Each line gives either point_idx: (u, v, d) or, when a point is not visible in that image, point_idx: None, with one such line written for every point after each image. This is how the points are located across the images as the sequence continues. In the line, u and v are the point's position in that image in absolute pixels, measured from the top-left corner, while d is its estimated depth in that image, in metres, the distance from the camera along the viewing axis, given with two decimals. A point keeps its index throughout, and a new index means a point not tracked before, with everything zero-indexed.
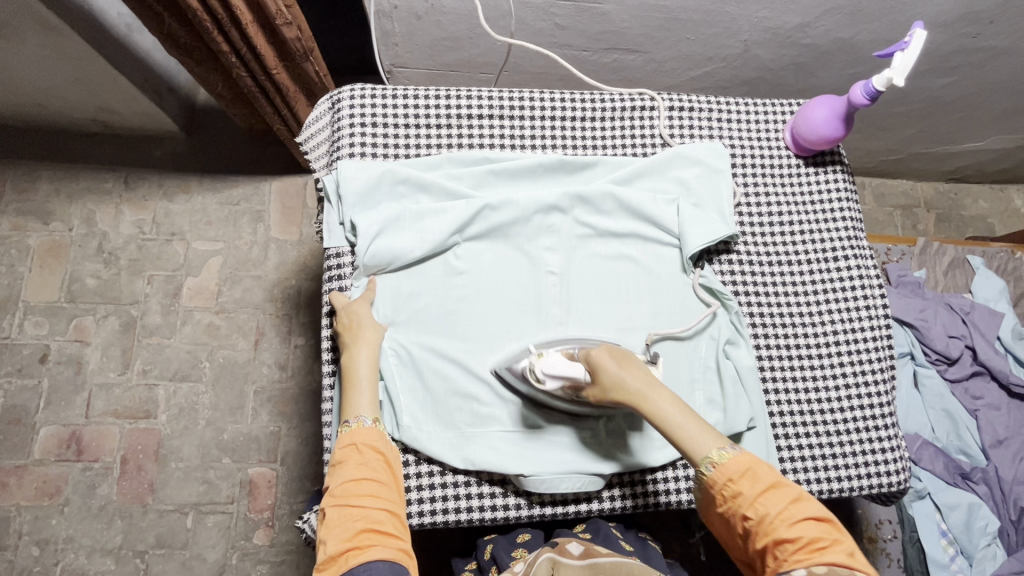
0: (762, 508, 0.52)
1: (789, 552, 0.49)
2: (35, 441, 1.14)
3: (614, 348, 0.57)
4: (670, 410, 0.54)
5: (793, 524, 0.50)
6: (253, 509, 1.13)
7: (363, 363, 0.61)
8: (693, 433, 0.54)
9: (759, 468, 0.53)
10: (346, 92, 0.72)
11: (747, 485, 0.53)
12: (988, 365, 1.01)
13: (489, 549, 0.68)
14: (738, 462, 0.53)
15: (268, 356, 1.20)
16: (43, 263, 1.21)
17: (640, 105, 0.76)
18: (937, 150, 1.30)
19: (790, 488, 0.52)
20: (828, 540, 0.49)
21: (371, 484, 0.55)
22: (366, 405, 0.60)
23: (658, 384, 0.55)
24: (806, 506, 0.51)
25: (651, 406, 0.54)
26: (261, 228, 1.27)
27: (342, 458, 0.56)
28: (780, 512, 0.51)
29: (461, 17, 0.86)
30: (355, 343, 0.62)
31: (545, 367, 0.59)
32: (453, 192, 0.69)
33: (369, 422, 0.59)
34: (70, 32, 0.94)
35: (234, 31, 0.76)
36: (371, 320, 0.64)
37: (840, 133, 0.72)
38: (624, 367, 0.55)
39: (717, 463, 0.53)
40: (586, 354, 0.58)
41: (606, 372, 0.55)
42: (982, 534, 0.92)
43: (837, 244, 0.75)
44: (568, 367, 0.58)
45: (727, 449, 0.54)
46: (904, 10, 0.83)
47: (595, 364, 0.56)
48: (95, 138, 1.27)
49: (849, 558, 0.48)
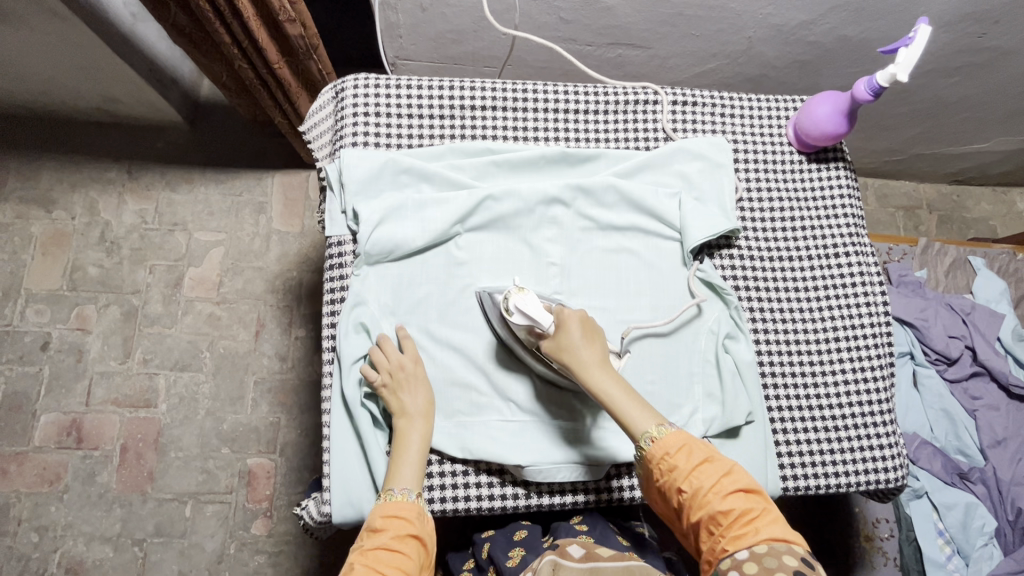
0: (695, 482, 0.52)
1: (724, 526, 0.50)
2: (36, 428, 1.14)
3: (587, 318, 0.61)
4: (613, 390, 0.57)
5: (726, 497, 0.51)
6: (252, 499, 1.14)
7: (415, 439, 0.60)
8: (631, 410, 0.57)
9: (694, 443, 0.55)
10: (350, 81, 0.72)
11: (682, 460, 0.54)
12: (988, 366, 1.01)
13: (487, 548, 0.68)
14: (674, 437, 0.55)
15: (269, 347, 1.21)
16: (45, 251, 1.22)
17: (643, 99, 0.76)
18: (940, 151, 1.30)
19: (718, 459, 0.54)
20: (758, 509, 0.51)
21: (402, 557, 0.53)
22: (411, 477, 0.58)
23: (605, 364, 0.59)
24: (737, 478, 0.53)
25: (594, 380, 0.58)
26: (263, 220, 1.27)
27: (380, 526, 0.55)
28: (714, 486, 0.52)
29: (466, 10, 0.86)
30: (407, 418, 0.61)
31: (520, 302, 0.60)
32: (455, 182, 0.69)
33: (413, 496, 0.57)
34: (72, 17, 0.95)
35: (235, 24, 0.77)
36: (424, 396, 0.62)
37: (842, 129, 0.72)
38: (588, 338, 0.59)
39: (657, 438, 0.55)
40: (559, 308, 0.60)
41: (568, 334, 0.59)
42: (979, 534, 0.92)
43: (839, 240, 0.75)
44: (540, 312, 0.60)
45: (666, 428, 0.56)
46: (909, 7, 0.83)
47: (564, 322, 0.59)
48: (100, 127, 1.28)
49: (781, 528, 0.50)
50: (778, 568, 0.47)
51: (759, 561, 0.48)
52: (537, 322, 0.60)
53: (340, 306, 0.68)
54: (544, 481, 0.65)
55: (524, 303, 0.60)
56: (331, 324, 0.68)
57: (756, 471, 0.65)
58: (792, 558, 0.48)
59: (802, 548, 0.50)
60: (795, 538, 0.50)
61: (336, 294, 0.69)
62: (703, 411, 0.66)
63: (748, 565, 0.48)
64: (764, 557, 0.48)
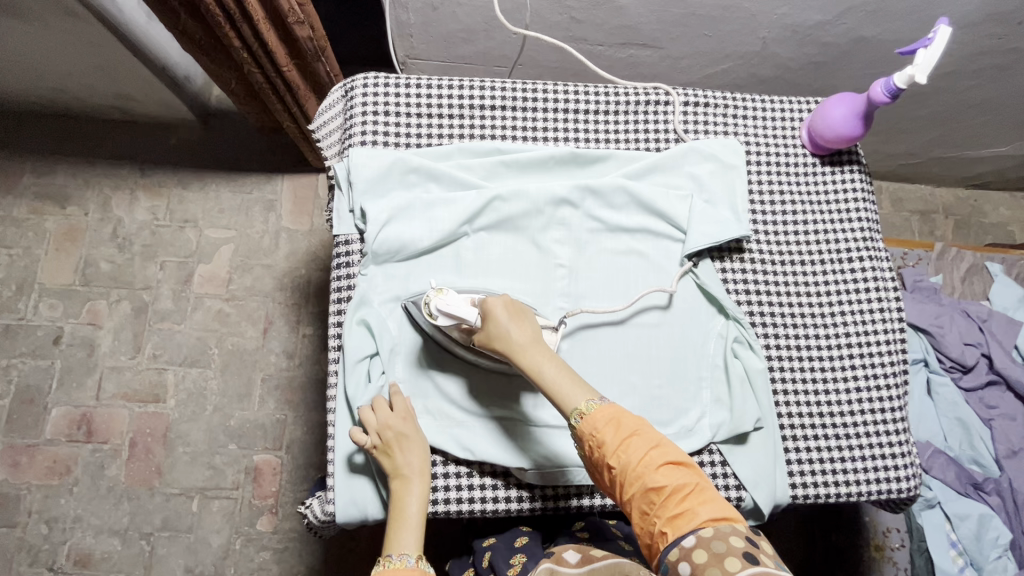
0: (625, 456, 0.51)
1: (658, 502, 0.50)
2: (47, 421, 1.16)
3: (513, 301, 0.60)
4: (547, 368, 0.56)
5: (657, 472, 0.51)
6: (257, 496, 1.14)
7: (415, 501, 0.57)
8: (565, 387, 0.55)
9: (623, 417, 0.54)
10: (360, 80, 0.71)
11: (611, 435, 0.52)
12: (1005, 374, 0.99)
13: (489, 556, 0.67)
14: (604, 411, 0.54)
15: (277, 344, 1.21)
16: (59, 246, 1.23)
17: (655, 100, 0.75)
18: (957, 155, 1.28)
19: (646, 432, 0.53)
20: (691, 486, 0.51)
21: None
22: (412, 542, 0.56)
23: (536, 343, 0.57)
24: (665, 451, 0.52)
25: (529, 359, 0.57)
26: (273, 217, 1.27)
27: None
28: (643, 460, 0.51)
29: (478, 9, 0.86)
30: (403, 479, 0.58)
31: (442, 304, 0.59)
32: (464, 183, 0.68)
33: (411, 563, 0.55)
34: (88, 15, 0.97)
35: (245, 27, 0.77)
36: (418, 459, 0.59)
37: (858, 133, 0.70)
38: (514, 318, 0.58)
39: (585, 414, 0.54)
40: (483, 300, 0.60)
41: (496, 323, 0.58)
42: (994, 546, 0.90)
43: (853, 243, 0.74)
44: (463, 309, 0.59)
45: (595, 401, 0.54)
46: (928, 8, 0.82)
47: (489, 312, 0.58)
48: (114, 125, 1.29)
49: (718, 507, 0.50)
50: (727, 552, 0.46)
51: (707, 546, 0.47)
52: (465, 320, 0.59)
53: (346, 305, 0.68)
54: (548, 484, 0.64)
55: (445, 304, 0.59)
56: (337, 322, 0.68)
57: (766, 481, 0.64)
58: (737, 539, 0.47)
59: (743, 525, 0.49)
60: (733, 513, 0.50)
61: (343, 292, 0.68)
62: (710, 415, 0.66)
63: (695, 552, 0.47)
64: (710, 542, 0.47)
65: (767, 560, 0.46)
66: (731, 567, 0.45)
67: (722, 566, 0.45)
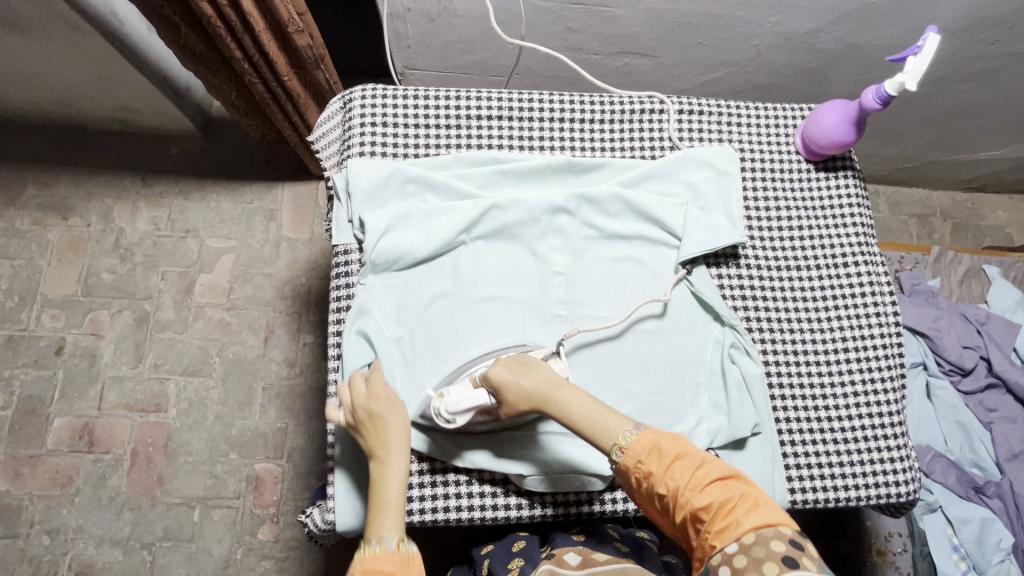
0: (671, 482, 0.51)
1: (706, 520, 0.49)
2: (48, 431, 1.16)
3: (511, 358, 0.60)
4: (577, 406, 0.57)
5: (703, 491, 0.50)
6: (259, 505, 1.14)
7: (394, 482, 0.56)
8: (602, 421, 0.56)
9: (664, 442, 0.53)
10: (358, 91, 0.72)
11: (655, 463, 0.52)
12: (1004, 377, 0.99)
13: (488, 563, 0.67)
14: (642, 441, 0.53)
15: (277, 352, 1.22)
16: (61, 257, 1.24)
17: (650, 108, 0.75)
18: (953, 159, 1.28)
19: (694, 454, 0.52)
20: (737, 497, 0.49)
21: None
22: (393, 525, 0.54)
23: (555, 386, 0.58)
24: (710, 469, 0.51)
25: (557, 404, 0.57)
26: (274, 227, 1.28)
27: None
28: (689, 483, 0.50)
29: (474, 20, 0.87)
30: (383, 460, 0.57)
31: (450, 407, 0.59)
32: (461, 192, 0.69)
33: (392, 546, 0.53)
34: (92, 30, 0.98)
35: (247, 39, 0.78)
36: (397, 437, 0.58)
37: (851, 139, 0.71)
38: (521, 371, 0.59)
39: (627, 447, 0.53)
40: (484, 374, 0.59)
41: (509, 388, 0.58)
42: (996, 550, 0.89)
43: (847, 249, 0.74)
44: (471, 395, 0.59)
45: (632, 430, 0.54)
46: (919, 14, 0.83)
47: (496, 385, 0.58)
48: (116, 136, 1.30)
49: (765, 514, 0.48)
50: (767, 557, 0.45)
51: (748, 552, 0.46)
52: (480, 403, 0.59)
53: (345, 314, 0.68)
54: (548, 491, 0.65)
55: (450, 403, 0.59)
56: (337, 332, 0.69)
57: (765, 485, 0.64)
58: (780, 543, 0.46)
59: (791, 528, 0.47)
60: (782, 518, 0.48)
61: (342, 301, 0.69)
62: (708, 421, 0.66)
63: (735, 558, 0.46)
64: (752, 547, 0.46)
65: (809, 563, 0.45)
66: (770, 571, 0.44)
67: (760, 571, 0.45)
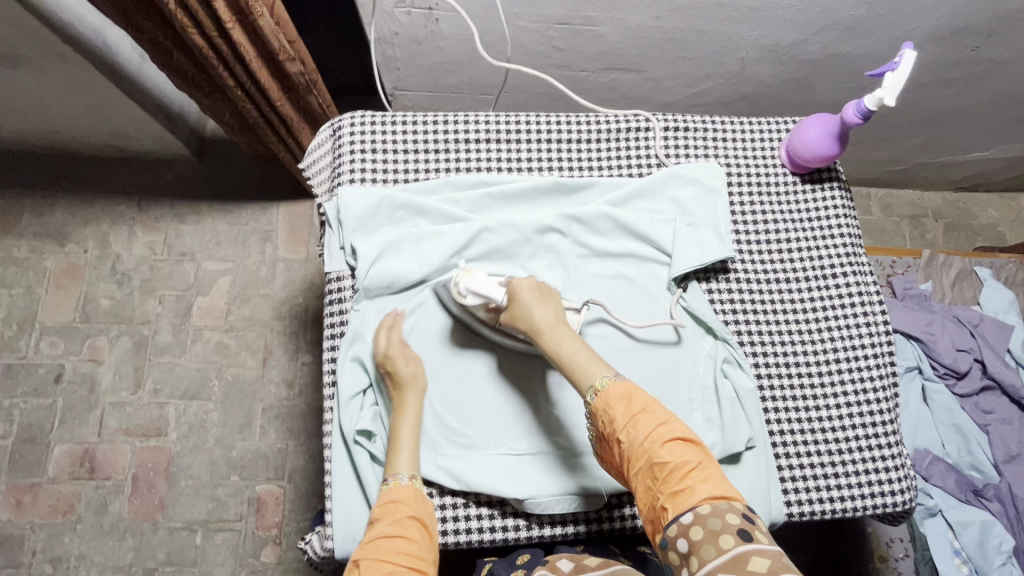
0: (633, 433, 0.51)
1: (661, 475, 0.49)
2: (49, 459, 1.16)
3: (538, 283, 0.63)
4: (567, 347, 0.58)
5: (663, 448, 0.50)
6: (261, 527, 1.14)
7: (407, 425, 0.61)
8: (585, 365, 0.57)
9: (635, 395, 0.54)
10: (347, 119, 0.73)
11: (622, 411, 0.53)
12: (998, 379, 1.00)
13: (488, 566, 0.66)
14: (617, 388, 0.55)
15: (276, 373, 1.22)
16: (59, 285, 1.25)
17: (636, 126, 0.76)
18: (942, 160, 1.29)
19: (656, 410, 0.53)
20: (695, 463, 0.50)
21: (404, 539, 0.52)
22: (406, 462, 0.59)
23: (560, 323, 0.60)
24: (673, 428, 0.51)
25: (548, 340, 0.59)
26: (270, 247, 1.29)
27: (378, 516, 0.54)
28: (650, 436, 0.51)
29: (461, 42, 0.88)
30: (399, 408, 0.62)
31: (470, 283, 0.63)
32: (451, 216, 0.70)
33: (406, 481, 0.58)
34: (83, 61, 0.99)
35: (238, 67, 0.79)
36: (414, 388, 0.63)
37: (834, 152, 0.72)
38: (539, 299, 0.61)
39: (601, 390, 0.55)
40: (511, 280, 0.63)
41: (521, 301, 0.61)
42: (997, 553, 0.89)
43: (836, 259, 0.75)
44: (491, 288, 0.62)
45: (611, 377, 0.56)
46: (899, 25, 0.84)
47: (514, 292, 0.61)
48: (111, 163, 1.31)
49: (720, 485, 0.49)
50: (722, 529, 0.46)
51: (703, 523, 0.46)
52: (493, 300, 0.62)
53: (339, 340, 0.69)
54: (544, 513, 0.64)
55: (473, 283, 0.63)
56: (332, 359, 0.69)
57: (761, 497, 0.65)
58: (734, 515, 0.46)
59: (743, 504, 0.48)
60: (734, 493, 0.49)
61: (336, 328, 0.70)
62: (703, 437, 0.66)
63: (691, 528, 0.46)
64: (707, 519, 0.46)
65: (761, 537, 0.45)
66: (725, 544, 0.45)
67: (716, 544, 0.45)
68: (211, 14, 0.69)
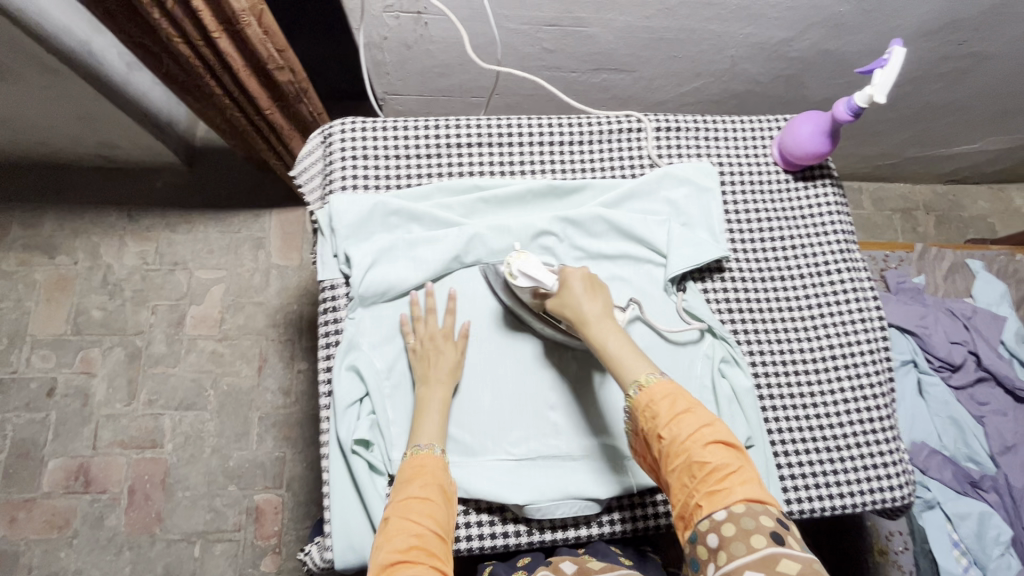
0: (675, 430, 0.52)
1: (698, 473, 0.49)
2: (43, 473, 1.15)
3: (590, 276, 0.62)
4: (611, 343, 0.58)
5: (704, 448, 0.50)
6: (260, 536, 1.14)
7: (437, 400, 0.62)
8: (628, 360, 0.57)
9: (681, 394, 0.54)
10: (337, 126, 0.73)
11: (665, 408, 0.53)
12: (992, 371, 1.00)
13: (487, 570, 0.66)
14: (663, 386, 0.54)
15: (272, 381, 1.21)
16: (49, 297, 1.24)
17: (628, 127, 0.76)
18: (932, 154, 1.30)
19: (700, 411, 0.53)
20: (735, 466, 0.50)
21: (431, 503, 0.55)
22: (434, 432, 0.61)
23: (608, 317, 0.60)
24: (717, 430, 0.51)
25: (594, 332, 0.59)
26: (262, 254, 1.28)
27: (409, 478, 0.57)
28: (692, 434, 0.51)
29: (450, 45, 0.88)
30: (427, 383, 0.63)
31: (523, 265, 0.61)
32: (445, 221, 0.70)
33: (438, 451, 0.60)
34: (70, 72, 0.98)
35: (226, 76, 0.79)
36: (445, 372, 0.64)
37: (826, 149, 0.72)
38: (589, 292, 0.61)
39: (646, 385, 0.55)
40: (564, 269, 0.62)
41: (571, 291, 0.61)
42: (995, 544, 0.90)
43: (830, 257, 0.75)
44: (543, 274, 0.61)
45: (656, 374, 0.55)
46: (886, 21, 0.84)
47: (566, 281, 0.61)
48: (100, 173, 1.30)
49: (756, 488, 0.49)
50: (755, 529, 0.46)
51: (737, 522, 0.47)
52: (543, 284, 0.61)
53: (334, 348, 0.68)
54: (545, 518, 0.64)
55: (527, 265, 0.61)
56: (327, 368, 0.69)
57: None
58: (769, 518, 0.47)
59: (778, 510, 0.48)
60: (770, 499, 0.49)
61: (331, 336, 0.69)
62: None
63: (724, 525, 0.47)
64: (741, 518, 0.47)
65: (794, 543, 0.46)
66: (757, 543, 0.45)
67: (748, 542, 0.45)
68: (196, 24, 0.69)
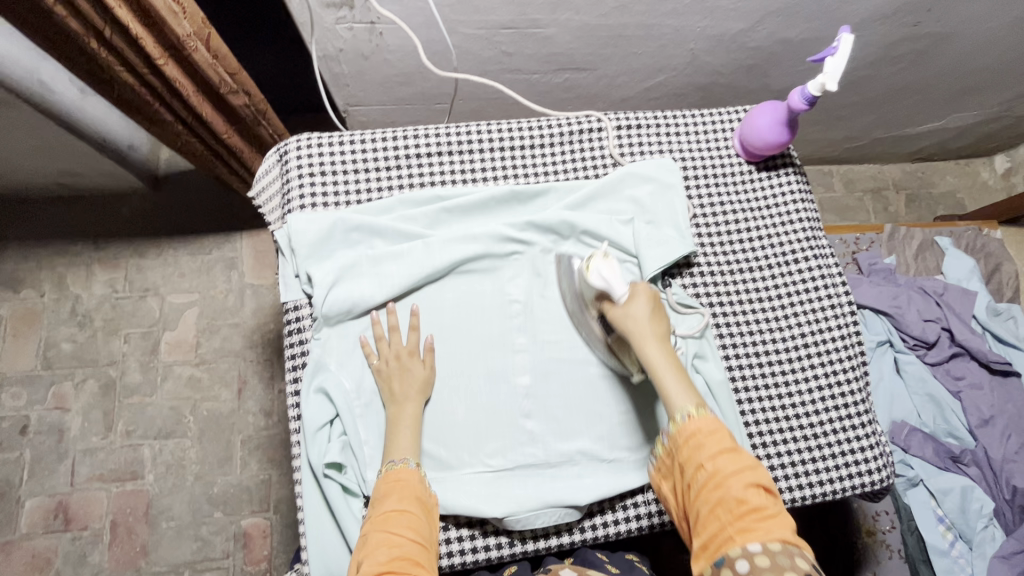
0: (716, 463, 0.53)
1: (736, 506, 0.50)
2: (21, 514, 1.12)
3: (656, 296, 0.62)
4: (662, 365, 0.58)
5: (745, 485, 0.51)
6: (249, 561, 1.12)
7: (407, 420, 0.62)
8: (674, 386, 0.58)
9: (727, 436, 0.55)
10: (293, 143, 0.71)
11: (710, 443, 0.54)
12: (966, 346, 1.01)
13: None
14: (710, 421, 0.56)
15: (253, 404, 1.19)
16: (16, 332, 1.20)
17: (588, 127, 0.76)
18: (899, 134, 1.32)
19: (743, 454, 0.54)
20: (775, 509, 0.50)
21: (411, 517, 0.55)
22: (409, 446, 0.60)
23: (665, 341, 0.60)
24: (759, 474, 0.53)
25: (650, 351, 0.59)
26: (236, 275, 1.26)
27: (385, 494, 0.56)
28: (734, 471, 0.52)
29: (408, 53, 0.87)
30: (397, 401, 0.63)
31: (600, 270, 0.61)
32: (408, 234, 0.69)
33: (412, 465, 0.59)
34: (21, 103, 0.95)
35: (176, 102, 0.77)
36: (412, 390, 0.63)
37: (785, 138, 0.72)
38: (654, 314, 0.61)
39: (694, 416, 0.56)
40: (634, 283, 0.62)
41: (636, 306, 0.61)
42: (979, 516, 0.91)
43: (797, 245, 0.75)
44: (616, 283, 0.61)
45: (705, 409, 0.57)
46: (840, 8, 0.85)
47: (635, 296, 0.61)
48: (61, 202, 1.26)
49: (792, 534, 0.49)
50: (790, 566, 0.46)
51: (771, 556, 0.47)
52: (611, 290, 0.61)
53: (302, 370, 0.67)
54: (526, 529, 0.64)
55: (602, 269, 0.61)
56: (295, 391, 0.67)
57: None
58: (805, 560, 0.46)
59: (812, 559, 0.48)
60: (805, 548, 0.49)
61: (297, 358, 0.68)
62: None
63: (757, 555, 0.47)
64: (777, 554, 0.47)
65: None
66: None
67: None
68: (140, 52, 0.67)
